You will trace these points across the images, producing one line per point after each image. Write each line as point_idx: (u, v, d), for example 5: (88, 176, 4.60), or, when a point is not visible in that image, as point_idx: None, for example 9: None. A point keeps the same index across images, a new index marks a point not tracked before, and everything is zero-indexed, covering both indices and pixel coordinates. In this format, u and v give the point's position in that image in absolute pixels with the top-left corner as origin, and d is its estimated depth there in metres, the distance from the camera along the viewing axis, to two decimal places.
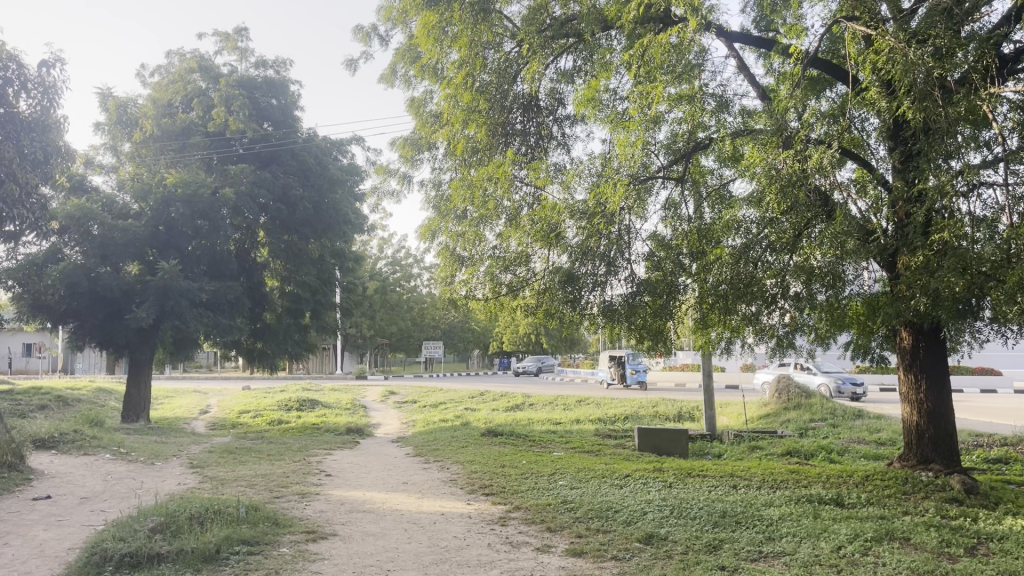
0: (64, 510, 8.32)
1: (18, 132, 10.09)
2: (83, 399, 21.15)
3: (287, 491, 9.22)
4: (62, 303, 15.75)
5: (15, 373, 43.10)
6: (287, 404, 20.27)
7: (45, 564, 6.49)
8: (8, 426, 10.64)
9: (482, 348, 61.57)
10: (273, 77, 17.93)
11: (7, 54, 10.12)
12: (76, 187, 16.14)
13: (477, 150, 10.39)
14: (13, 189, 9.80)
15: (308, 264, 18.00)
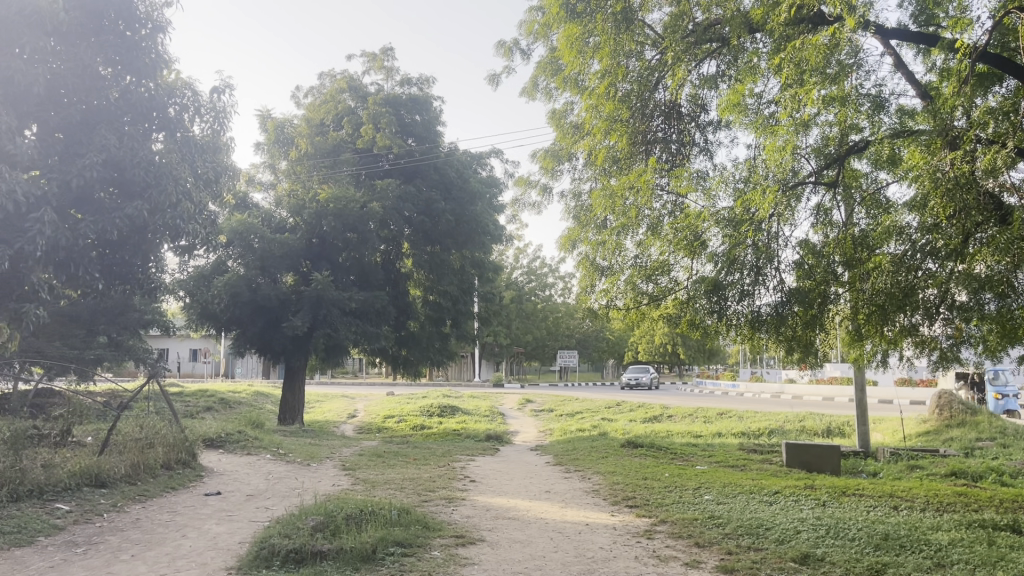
0: (232, 505, 8.91)
1: (195, 154, 11.01)
2: (244, 401, 22.60)
3: (434, 495, 9.49)
4: (225, 312, 16.90)
5: (185, 376, 46.67)
6: (428, 409, 20.87)
7: (219, 556, 6.96)
8: (182, 426, 11.51)
9: (615, 357, 61.06)
10: (416, 94, 18.55)
11: (183, 83, 11.02)
12: (239, 205, 17.39)
13: (617, 159, 10.39)
14: (190, 208, 10.65)
15: (449, 275, 18.49)
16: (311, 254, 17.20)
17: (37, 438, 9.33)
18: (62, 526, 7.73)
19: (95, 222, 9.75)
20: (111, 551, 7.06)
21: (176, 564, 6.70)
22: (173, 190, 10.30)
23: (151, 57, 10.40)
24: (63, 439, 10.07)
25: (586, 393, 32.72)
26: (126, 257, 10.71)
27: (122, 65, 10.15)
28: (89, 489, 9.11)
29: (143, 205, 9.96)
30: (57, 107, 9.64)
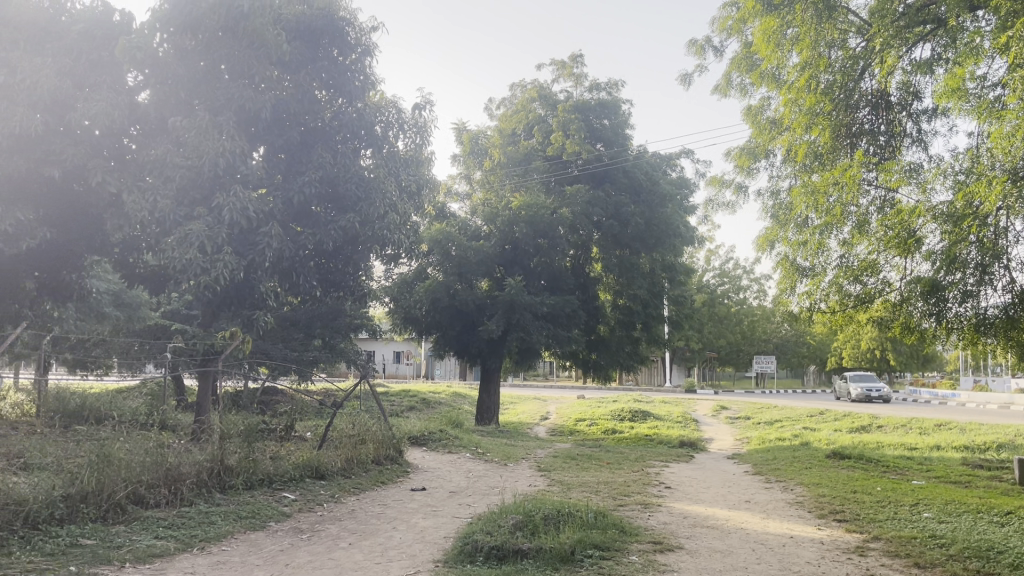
0: (437, 501, 9.35)
1: (398, 168, 11.57)
2: (444, 402, 23.67)
3: (629, 500, 9.46)
4: (426, 316, 17.79)
5: (390, 377, 49.58)
6: (620, 413, 20.82)
7: (427, 549, 7.32)
8: (390, 424, 12.24)
9: (817, 363, 57.88)
10: (605, 99, 18.63)
11: (388, 102, 11.73)
12: (439, 215, 18.27)
13: (819, 155, 9.79)
14: (395, 218, 11.26)
15: (640, 278, 18.31)
16: (504, 259, 17.71)
17: (267, 430, 10.30)
18: (289, 513, 8.48)
19: (314, 234, 10.69)
20: (331, 539, 7.64)
21: (388, 554, 7.14)
22: (381, 203, 10.99)
23: (360, 80, 11.22)
24: (288, 432, 11.03)
25: (790, 401, 31.28)
26: (339, 265, 11.59)
27: (335, 89, 11.04)
28: (311, 480, 9.97)
29: (355, 217, 10.74)
30: (281, 131, 10.64)
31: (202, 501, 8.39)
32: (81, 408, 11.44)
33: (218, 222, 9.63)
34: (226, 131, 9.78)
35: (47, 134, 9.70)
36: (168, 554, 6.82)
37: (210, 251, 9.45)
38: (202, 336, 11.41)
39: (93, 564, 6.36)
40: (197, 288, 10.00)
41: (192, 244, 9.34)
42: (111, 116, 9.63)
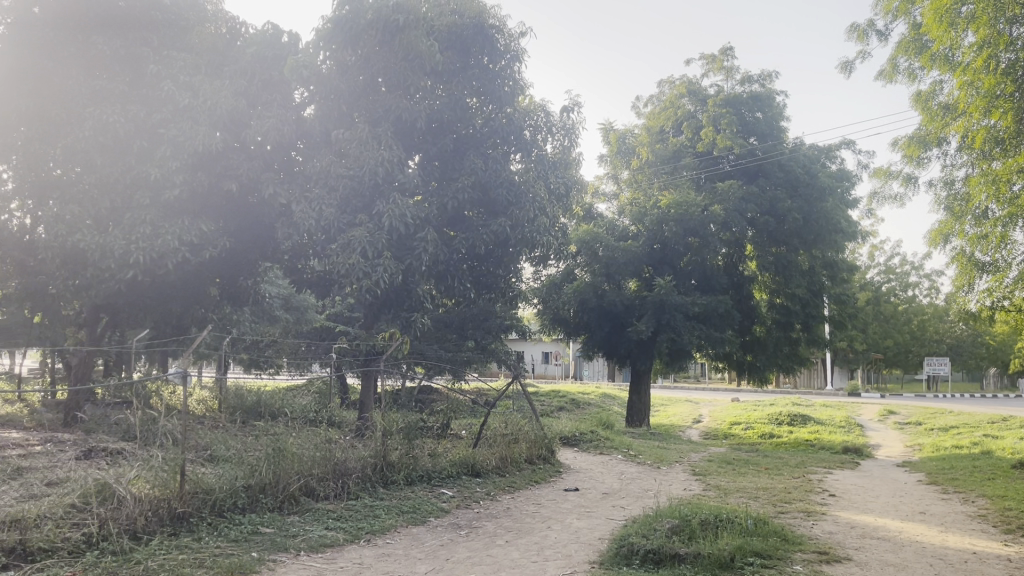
0: (591, 502, 9.36)
1: (547, 170, 11.70)
2: (593, 402, 23.69)
3: (791, 507, 9.10)
4: (575, 317, 17.89)
5: (539, 377, 50.14)
6: (777, 417, 20.05)
7: (582, 550, 7.35)
8: (542, 424, 12.38)
9: (997, 364, 53.35)
10: (758, 91, 18.01)
11: (537, 106, 11.88)
12: (586, 215, 18.35)
13: (999, 140, 9.02)
14: (544, 221, 11.34)
15: (797, 276, 17.53)
16: (653, 259, 17.47)
17: (426, 428, 10.65)
18: (447, 509, 8.74)
19: (466, 238, 10.98)
20: (488, 536, 7.80)
21: (544, 553, 7.20)
22: (531, 206, 11.14)
23: (509, 86, 11.36)
24: (445, 430, 11.14)
25: (968, 406, 28.95)
26: (491, 268, 11.87)
27: (486, 96, 11.22)
28: (467, 478, 10.26)
29: (506, 221, 10.94)
30: (435, 138, 11.03)
31: (367, 494, 8.85)
32: (256, 404, 12.29)
33: (378, 228, 10.10)
34: (385, 141, 10.29)
35: (226, 151, 10.74)
36: (338, 544, 7.21)
37: (370, 255, 9.93)
38: (364, 336, 11.96)
39: (271, 551, 6.82)
40: (359, 292, 10.52)
41: (355, 250, 9.90)
42: (280, 131, 10.58)
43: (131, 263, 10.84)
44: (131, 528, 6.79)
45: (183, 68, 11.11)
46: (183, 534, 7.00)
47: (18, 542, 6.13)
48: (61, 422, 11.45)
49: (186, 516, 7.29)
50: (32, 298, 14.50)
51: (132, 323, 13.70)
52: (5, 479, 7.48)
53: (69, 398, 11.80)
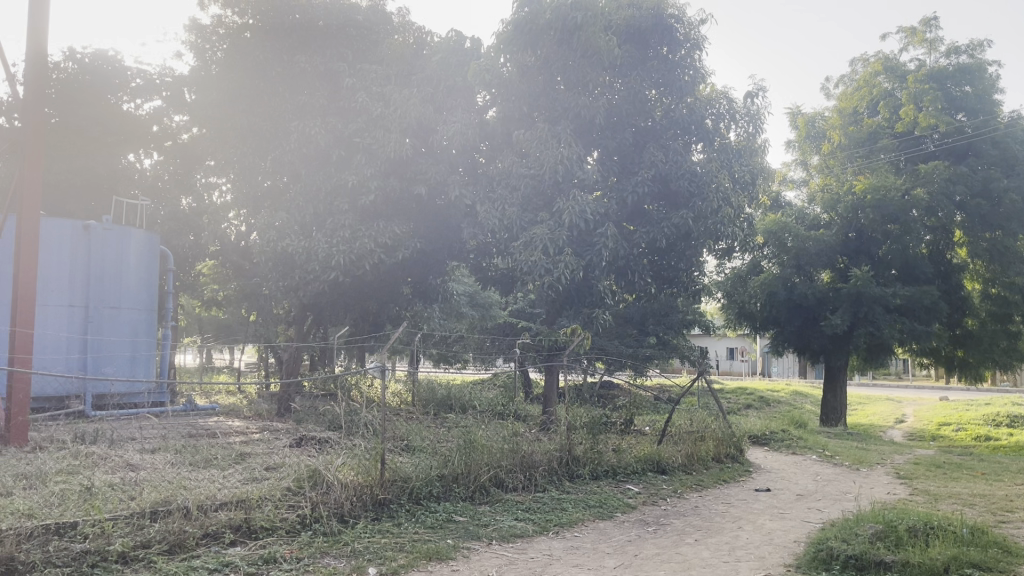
0: (784, 504, 8.98)
1: (730, 159, 11.38)
2: (784, 400, 22.71)
3: (1014, 517, 8.28)
4: (762, 311, 17.27)
5: (724, 373, 48.74)
6: (995, 418, 18.27)
7: (777, 552, 7.08)
8: (730, 421, 12.03)
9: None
10: (966, 62, 16.52)
11: (719, 93, 11.57)
12: (773, 205, 17.78)
13: None
14: (728, 211, 10.99)
15: (1017, 262, 15.86)
16: (847, 249, 16.48)
17: (610, 423, 10.64)
18: (634, 505, 8.70)
19: (647, 232, 10.88)
20: (677, 534, 7.69)
21: (736, 554, 7.00)
22: (715, 197, 10.84)
23: (689, 75, 11.11)
24: (628, 425, 11.05)
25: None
26: (673, 262, 11.68)
27: (665, 87, 11.05)
28: (653, 474, 10.18)
29: (688, 214, 10.72)
30: (614, 132, 10.97)
31: (554, 487, 9.01)
32: (446, 398, 12.74)
33: (559, 226, 10.26)
34: (564, 140, 10.36)
35: (415, 156, 11.36)
36: (528, 536, 7.38)
37: (552, 252, 10.11)
38: (547, 332, 12.12)
39: (465, 539, 7.10)
40: (542, 288, 10.71)
41: (537, 247, 10.13)
42: (465, 135, 10.93)
43: (333, 265, 11.70)
44: (339, 512, 7.30)
45: (376, 79, 11.83)
46: (385, 519, 7.44)
47: (244, 521, 6.75)
48: (276, 411, 12.52)
49: (387, 502, 7.73)
50: (249, 298, 15.94)
51: (334, 321, 14.68)
52: (231, 463, 8.28)
53: (282, 390, 12.84)
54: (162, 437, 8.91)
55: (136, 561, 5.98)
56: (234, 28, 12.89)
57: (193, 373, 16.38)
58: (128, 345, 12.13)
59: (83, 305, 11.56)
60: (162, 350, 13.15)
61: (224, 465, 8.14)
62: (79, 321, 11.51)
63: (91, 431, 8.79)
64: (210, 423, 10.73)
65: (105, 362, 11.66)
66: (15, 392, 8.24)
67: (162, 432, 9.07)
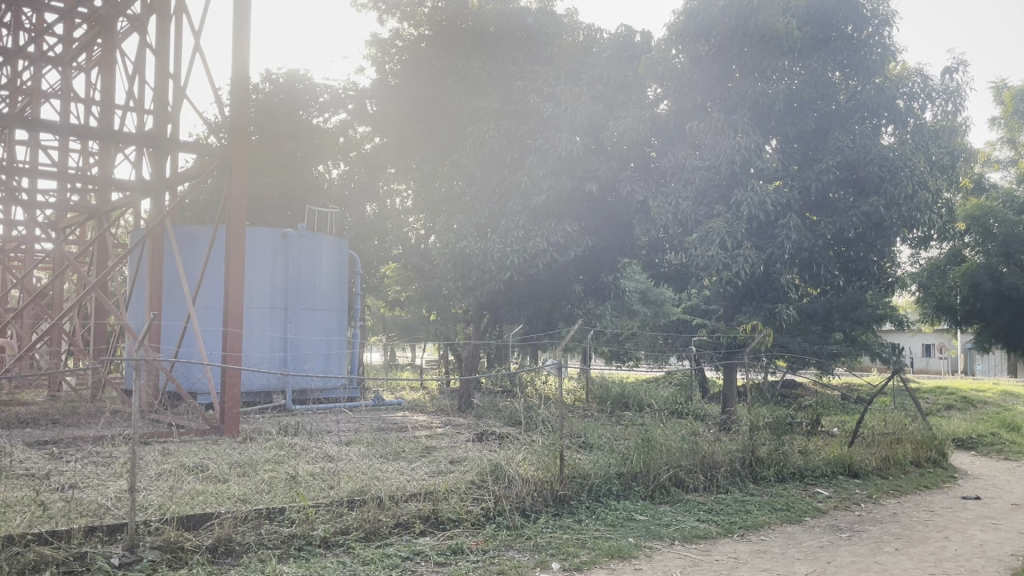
0: (997, 514, 8.22)
1: (926, 141, 10.61)
2: (993, 400, 20.80)
3: None
4: (964, 304, 15.94)
5: (919, 372, 45.32)
6: None
7: (991, 566, 6.48)
8: (931, 423, 11.16)
9: None
10: None
11: (913, 70, 10.83)
12: (976, 188, 16.40)
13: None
14: (926, 196, 10.22)
15: None
16: None
17: (795, 423, 10.19)
18: (825, 509, 8.27)
19: (833, 222, 10.39)
20: (875, 541, 7.23)
21: (943, 566, 6.48)
22: (909, 181, 10.12)
23: (878, 53, 10.45)
24: (815, 426, 10.52)
25: None
26: (862, 253, 11.02)
27: (851, 69, 10.49)
28: (844, 478, 9.63)
29: (879, 200, 10.08)
30: (796, 119, 10.46)
31: (737, 489, 8.73)
32: (622, 396, 12.66)
33: (737, 218, 10.00)
34: (741, 128, 10.05)
35: (586, 154, 11.43)
36: (712, 538, 7.19)
37: (730, 246, 9.85)
38: (725, 330, 11.77)
39: (647, 538, 7.03)
40: (720, 283, 10.42)
41: (714, 241, 9.93)
42: (637, 130, 10.86)
43: (509, 265, 12.01)
44: (521, 506, 7.43)
45: (547, 79, 12.08)
46: (566, 515, 7.49)
47: (432, 512, 7.02)
48: (457, 407, 12.95)
49: (567, 499, 7.78)
50: (429, 299, 16.60)
51: (509, 320, 15.00)
52: (418, 456, 8.67)
53: (462, 387, 13.28)
54: (356, 430, 9.47)
55: (337, 546, 6.35)
56: (411, 39, 13.54)
57: (380, 370, 17.27)
58: (323, 344, 12.97)
59: (282, 306, 12.50)
60: (352, 347, 13.98)
61: (411, 458, 8.53)
62: (280, 321, 12.45)
63: (293, 424, 9.48)
64: (397, 418, 11.26)
65: (303, 358, 12.56)
66: (228, 387, 9.00)
67: (355, 425, 9.64)
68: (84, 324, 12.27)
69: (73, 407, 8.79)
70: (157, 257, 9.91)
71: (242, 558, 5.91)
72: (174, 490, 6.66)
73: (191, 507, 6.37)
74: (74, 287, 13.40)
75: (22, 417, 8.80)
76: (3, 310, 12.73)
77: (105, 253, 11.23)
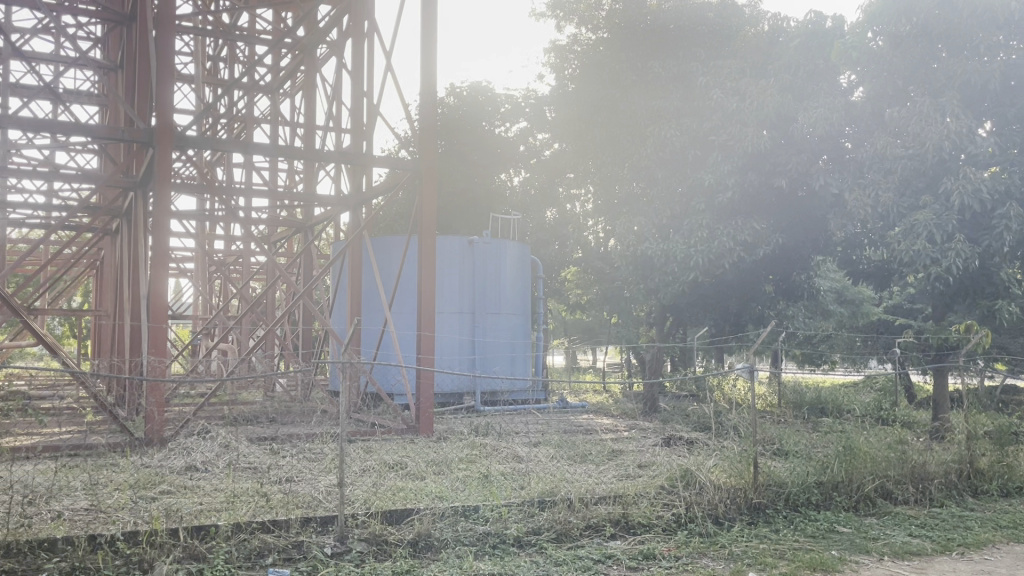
0: None
1: None
2: None
3: None
4: None
5: None
6: None
7: None
8: None
9: None
10: None
11: None
12: None
13: None
14: None
15: None
16: None
17: (1020, 433, 9.27)
18: None
19: None
20: None
21: None
22: None
23: None
24: None
25: None
26: None
27: None
28: None
29: None
30: (1013, 99, 9.63)
31: (953, 503, 8.02)
32: (818, 401, 12.03)
33: (948, 208, 9.42)
34: (952, 112, 9.38)
35: (774, 148, 11.10)
36: (927, 554, 6.65)
37: (940, 240, 9.34)
38: (933, 330, 10.92)
39: (852, 552, 6.62)
40: (928, 279, 9.68)
41: (920, 235, 9.43)
42: (830, 121, 10.45)
43: (693, 266, 11.85)
44: (714, 513, 7.23)
45: (729, 72, 11.83)
46: (762, 524, 7.19)
47: (622, 515, 6.99)
48: (642, 411, 12.87)
49: (763, 507, 7.48)
50: (610, 302, 16.64)
51: (694, 322, 14.70)
52: (605, 459, 8.67)
53: (646, 391, 13.14)
54: (544, 432, 9.62)
55: (529, 545, 6.43)
56: (589, 43, 13.58)
57: (563, 373, 17.45)
58: (508, 347, 13.25)
59: (470, 310, 12.97)
60: (536, 350, 14.20)
61: (598, 461, 8.54)
62: (468, 324, 12.91)
63: (484, 425, 9.78)
64: (583, 420, 11.32)
65: (490, 360, 12.92)
66: (422, 388, 9.41)
67: (543, 427, 9.79)
68: (293, 330, 13.30)
69: (286, 407, 9.52)
70: (356, 265, 10.55)
71: (441, 553, 6.12)
72: (378, 487, 7.05)
73: (393, 503, 6.72)
74: (284, 296, 14.55)
75: (244, 415, 9.65)
76: (225, 317, 14.05)
77: (310, 264, 12.10)
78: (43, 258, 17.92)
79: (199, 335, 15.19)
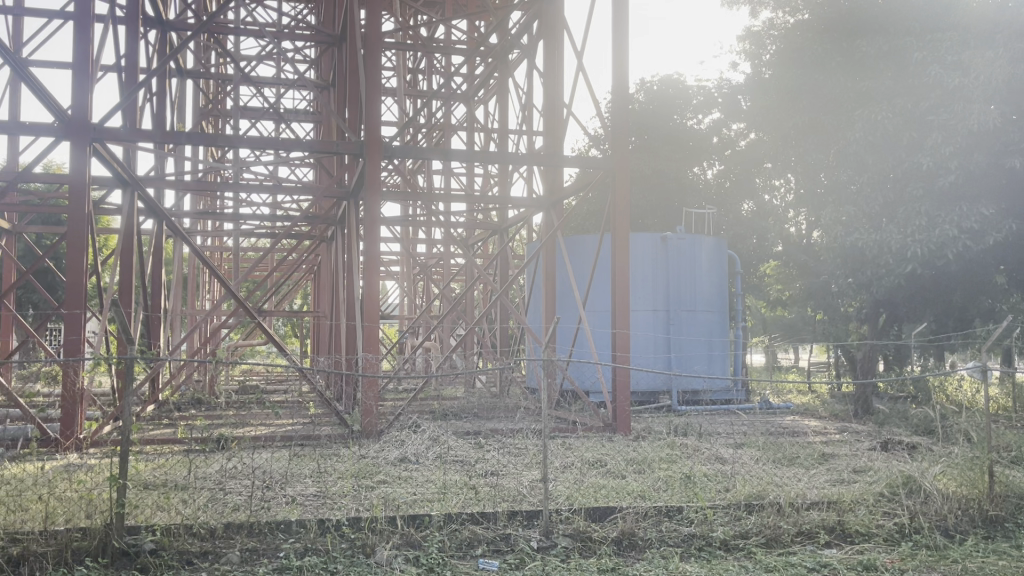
0: None
1: None
2: None
3: None
4: None
5: None
6: None
7: None
8: None
9: None
10: None
11: None
12: None
13: None
14: None
15: None
16: None
17: None
18: None
19: None
20: None
21: None
22: None
23: None
24: None
25: None
26: None
27: None
28: None
29: None
30: None
31: None
32: None
33: None
34: None
35: (1004, 126, 10.83)
36: None
37: None
38: None
39: None
40: None
41: None
42: None
43: (910, 257, 11.38)
44: (943, 524, 6.64)
45: (950, 45, 11.07)
46: (1002, 539, 6.48)
47: (837, 523, 6.58)
48: (853, 413, 12.13)
49: (1001, 521, 6.77)
50: (814, 298, 15.83)
51: (912, 318, 13.63)
52: (816, 463, 8.21)
53: (856, 391, 12.36)
54: (747, 433, 9.28)
55: (737, 549, 6.20)
56: (789, 28, 13.03)
57: (764, 373, 16.79)
58: (705, 345, 12.90)
59: (664, 308, 12.80)
60: (735, 348, 13.75)
61: (808, 465, 8.10)
62: (662, 322, 12.75)
63: (684, 425, 9.57)
64: (788, 422, 10.84)
65: (688, 360, 12.67)
66: (619, 386, 9.39)
67: (746, 428, 9.44)
68: (490, 329, 13.75)
69: (489, 404, 9.83)
70: (550, 266, 10.66)
71: (646, 553, 6.05)
72: (579, 483, 7.12)
73: (596, 500, 6.74)
74: (482, 296, 15.05)
75: (449, 409, 10.08)
76: (428, 316, 14.77)
77: (506, 265, 12.42)
78: (270, 265, 19.70)
79: (405, 334, 16.06)
